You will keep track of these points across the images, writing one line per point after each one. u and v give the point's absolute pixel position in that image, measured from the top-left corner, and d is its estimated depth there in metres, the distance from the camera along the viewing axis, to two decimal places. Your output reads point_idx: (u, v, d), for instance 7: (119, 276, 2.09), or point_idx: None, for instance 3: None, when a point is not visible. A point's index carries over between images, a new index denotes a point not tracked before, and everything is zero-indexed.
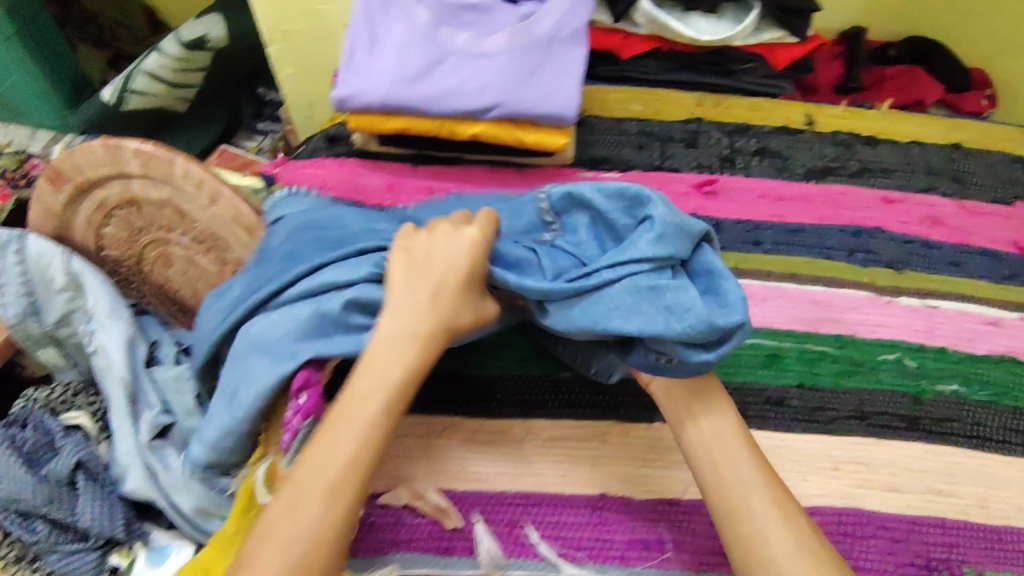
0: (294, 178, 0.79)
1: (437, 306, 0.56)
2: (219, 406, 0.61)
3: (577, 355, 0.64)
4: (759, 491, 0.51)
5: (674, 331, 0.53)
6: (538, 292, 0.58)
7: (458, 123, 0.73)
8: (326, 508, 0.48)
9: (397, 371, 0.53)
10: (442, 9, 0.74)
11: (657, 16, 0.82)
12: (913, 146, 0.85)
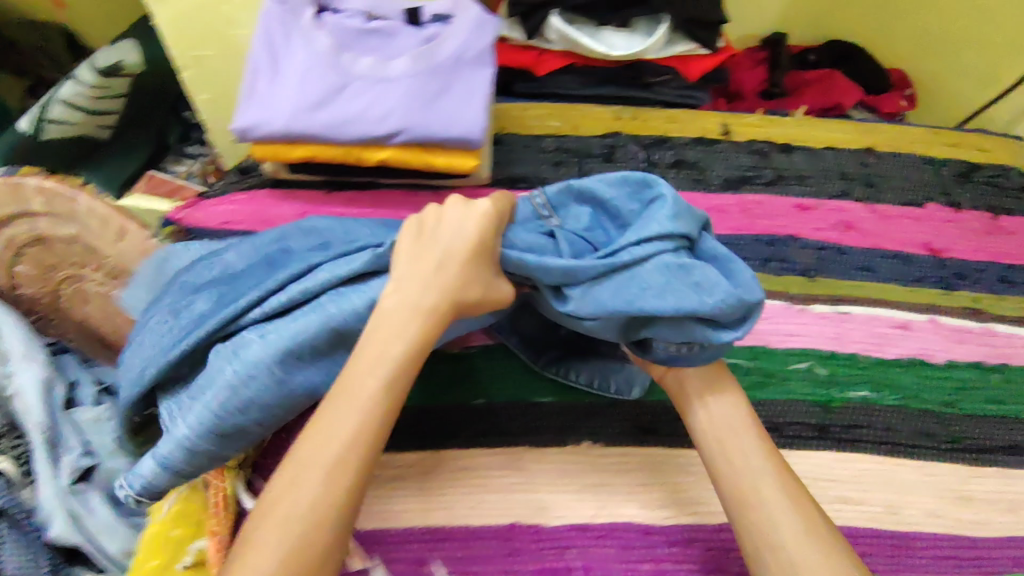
0: (205, 217, 0.78)
1: (452, 281, 0.53)
2: (182, 428, 0.52)
3: (594, 377, 0.66)
4: (766, 477, 0.50)
5: (708, 307, 0.49)
6: (558, 273, 0.54)
7: (365, 149, 0.72)
8: (331, 497, 0.44)
9: (399, 345, 0.49)
10: (343, 34, 0.72)
11: (567, 32, 0.82)
12: (827, 152, 0.86)
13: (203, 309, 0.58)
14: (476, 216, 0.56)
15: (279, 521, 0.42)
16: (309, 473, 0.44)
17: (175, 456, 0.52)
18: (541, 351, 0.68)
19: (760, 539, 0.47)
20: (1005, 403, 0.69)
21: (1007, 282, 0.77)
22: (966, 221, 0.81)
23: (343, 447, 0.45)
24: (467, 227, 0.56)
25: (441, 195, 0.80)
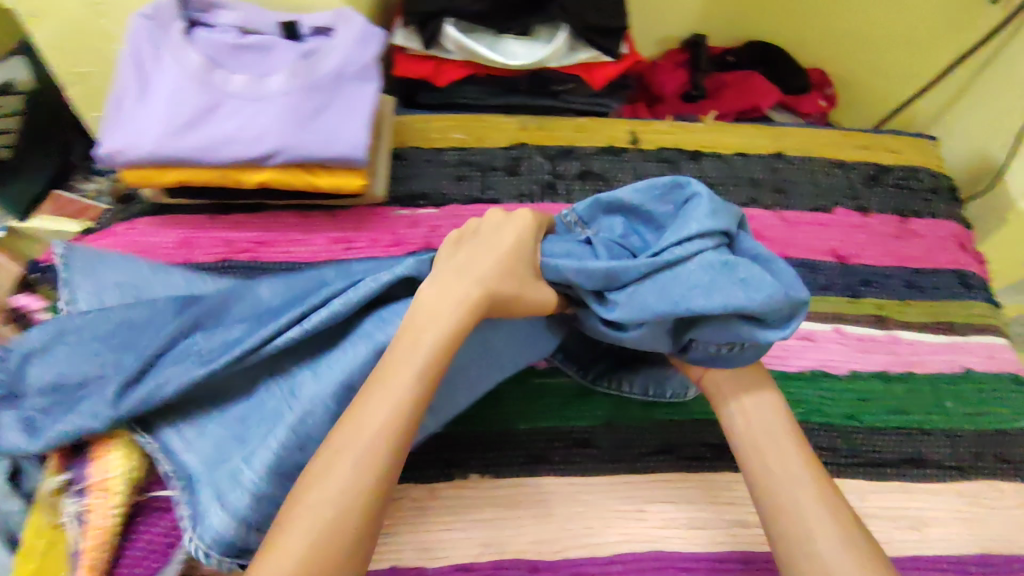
0: None
1: (491, 268, 0.55)
2: (244, 467, 0.47)
3: (648, 385, 0.67)
4: (803, 484, 0.49)
5: (755, 305, 0.48)
6: (602, 275, 0.55)
7: (242, 172, 0.68)
8: (359, 489, 0.41)
9: (443, 334, 0.49)
10: (214, 50, 0.69)
11: (463, 42, 0.79)
12: (736, 158, 0.85)
13: (234, 336, 0.52)
14: (517, 225, 0.60)
15: (306, 520, 0.40)
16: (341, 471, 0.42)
17: (246, 506, 0.46)
18: (585, 365, 0.68)
19: (789, 536, 0.46)
20: (907, 412, 0.67)
21: (913, 287, 0.76)
22: (874, 225, 0.80)
23: (374, 445, 0.43)
24: (509, 232, 0.59)
25: (335, 216, 0.76)
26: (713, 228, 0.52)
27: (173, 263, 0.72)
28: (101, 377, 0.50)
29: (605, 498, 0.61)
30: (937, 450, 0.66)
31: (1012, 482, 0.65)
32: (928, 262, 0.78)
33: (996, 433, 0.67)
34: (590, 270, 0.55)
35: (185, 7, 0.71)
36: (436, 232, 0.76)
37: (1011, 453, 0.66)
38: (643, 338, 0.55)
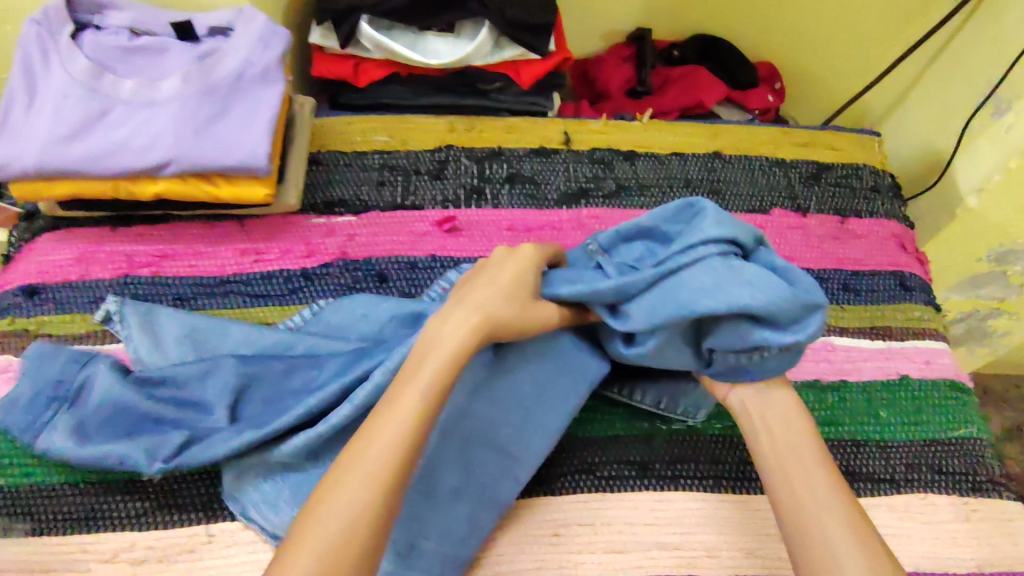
0: None
1: (494, 295, 0.53)
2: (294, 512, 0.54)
3: (661, 399, 0.63)
4: (818, 478, 0.48)
5: (760, 302, 0.47)
6: (611, 289, 0.55)
7: (137, 183, 0.64)
8: (367, 502, 0.42)
9: (448, 357, 0.49)
10: (103, 53, 0.65)
11: (379, 40, 0.75)
12: (673, 158, 0.82)
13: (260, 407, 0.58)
14: (521, 254, 0.57)
15: (319, 526, 0.41)
16: (354, 476, 0.43)
17: None
18: (600, 372, 0.64)
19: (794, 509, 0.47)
20: (840, 424, 0.65)
21: (850, 291, 0.73)
22: (811, 226, 0.77)
23: (387, 448, 0.44)
24: (516, 260, 0.57)
25: (246, 226, 0.73)
26: (720, 236, 0.51)
27: (69, 280, 0.68)
28: (155, 437, 0.55)
29: (518, 523, 0.58)
30: (871, 463, 0.63)
31: (947, 496, 0.62)
32: (866, 264, 0.75)
33: (932, 444, 0.64)
34: (600, 287, 0.55)
35: (74, 8, 0.67)
36: (353, 241, 0.73)
37: (947, 464, 0.64)
38: (659, 351, 0.54)
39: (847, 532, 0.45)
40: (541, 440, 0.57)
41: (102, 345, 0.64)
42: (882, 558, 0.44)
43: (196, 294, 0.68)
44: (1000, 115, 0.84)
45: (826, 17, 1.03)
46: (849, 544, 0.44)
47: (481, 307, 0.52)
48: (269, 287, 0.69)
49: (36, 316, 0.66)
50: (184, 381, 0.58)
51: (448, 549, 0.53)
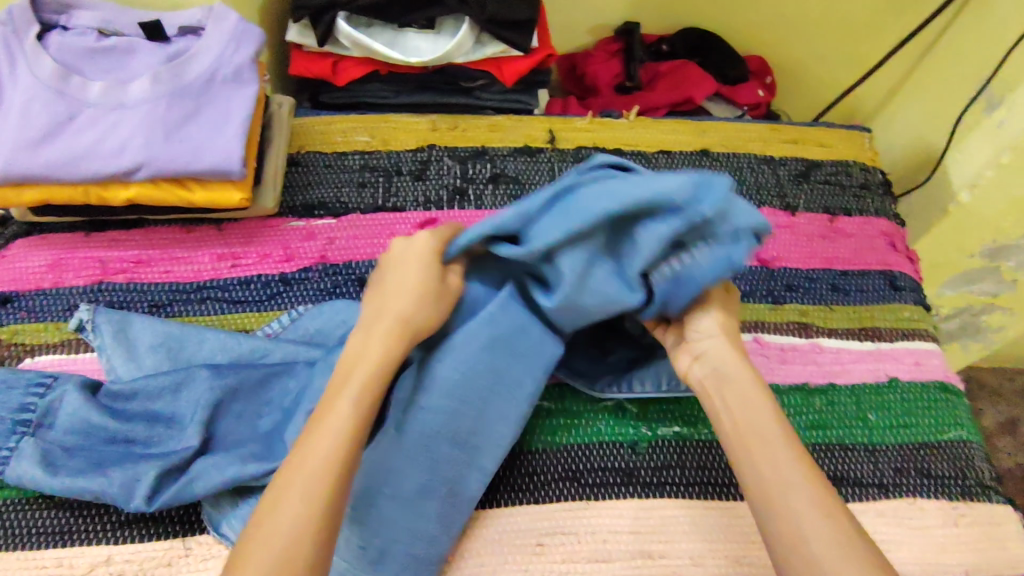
0: None
1: (410, 300, 0.52)
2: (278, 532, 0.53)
3: (659, 380, 0.61)
4: (774, 439, 0.48)
5: (671, 182, 0.45)
6: (514, 225, 0.52)
7: (107, 188, 0.63)
8: (311, 503, 0.42)
9: (372, 362, 0.49)
10: (71, 55, 0.63)
11: (357, 38, 0.73)
12: (659, 156, 0.80)
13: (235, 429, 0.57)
14: (416, 246, 0.56)
15: (269, 528, 0.41)
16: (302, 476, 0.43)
17: None
18: (597, 371, 0.63)
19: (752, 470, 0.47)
20: (829, 427, 0.64)
21: (838, 291, 0.72)
22: (800, 225, 0.76)
23: (331, 449, 0.44)
24: (414, 255, 0.55)
25: (224, 230, 0.71)
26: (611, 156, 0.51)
27: (42, 288, 0.66)
28: (129, 469, 0.54)
29: (501, 532, 0.56)
30: (859, 467, 0.62)
31: (936, 500, 0.61)
32: (856, 263, 0.74)
33: (921, 447, 0.64)
34: (502, 224, 0.52)
35: (38, 8, 0.65)
36: (334, 244, 0.71)
37: (935, 468, 0.63)
38: (579, 273, 0.50)
39: (802, 488, 0.45)
40: (504, 430, 0.56)
41: (76, 355, 0.63)
42: (839, 513, 0.44)
43: (173, 301, 0.67)
44: (993, 109, 0.83)
45: (816, 9, 1.02)
46: (806, 500, 0.44)
47: (397, 315, 0.52)
48: (246, 293, 0.67)
49: (9, 326, 0.64)
50: (155, 396, 0.58)
51: (421, 546, 0.53)
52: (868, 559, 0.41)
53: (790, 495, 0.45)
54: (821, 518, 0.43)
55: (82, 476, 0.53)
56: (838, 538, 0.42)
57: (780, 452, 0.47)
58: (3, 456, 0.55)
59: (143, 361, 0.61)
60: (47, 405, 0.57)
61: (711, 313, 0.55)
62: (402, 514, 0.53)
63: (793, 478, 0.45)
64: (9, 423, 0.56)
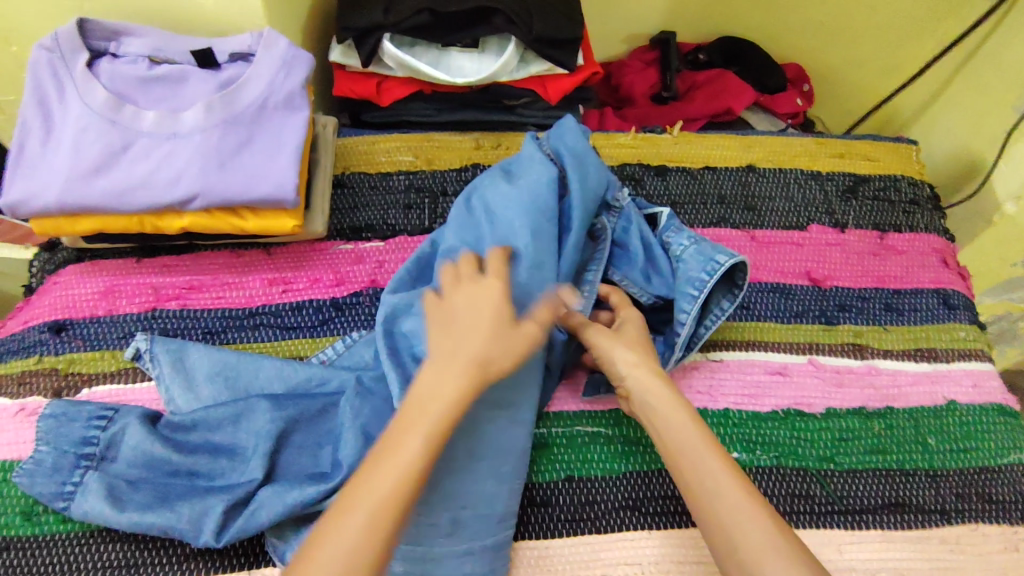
0: (11, 327, 0.68)
1: (479, 342, 0.50)
2: None
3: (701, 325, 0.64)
4: (701, 451, 0.51)
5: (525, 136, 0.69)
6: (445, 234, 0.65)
7: (162, 218, 0.63)
8: (371, 533, 0.43)
9: (444, 403, 0.48)
10: (123, 84, 0.63)
11: (403, 59, 0.72)
12: (706, 172, 0.79)
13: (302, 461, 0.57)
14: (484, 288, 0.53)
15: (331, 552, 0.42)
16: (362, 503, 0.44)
17: None
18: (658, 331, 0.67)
19: (688, 493, 0.50)
20: (888, 452, 0.63)
21: (892, 310, 0.72)
22: (850, 242, 0.75)
23: (395, 482, 0.45)
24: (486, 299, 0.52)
25: (273, 254, 0.71)
26: None
27: (95, 316, 0.66)
28: (197, 503, 0.54)
29: (564, 563, 0.56)
30: (919, 493, 0.61)
31: (998, 526, 0.61)
32: (907, 282, 0.74)
33: (980, 471, 0.63)
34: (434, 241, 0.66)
35: (86, 33, 0.64)
36: (383, 268, 0.71)
37: (996, 492, 0.62)
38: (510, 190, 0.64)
39: (732, 501, 0.48)
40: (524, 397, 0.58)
41: (135, 385, 0.63)
42: (765, 515, 0.47)
43: (227, 327, 0.67)
44: None
45: (856, 15, 1.00)
46: (736, 512, 0.47)
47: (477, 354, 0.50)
48: (299, 318, 0.67)
49: (65, 355, 0.64)
50: (216, 427, 0.58)
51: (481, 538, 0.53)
52: (796, 551, 0.45)
53: (721, 510, 0.47)
54: (755, 525, 0.46)
55: (150, 511, 0.53)
56: (768, 538, 0.45)
57: (709, 468, 0.50)
58: (68, 491, 0.55)
59: (201, 390, 0.61)
60: (110, 437, 0.57)
61: (626, 348, 0.58)
62: (457, 489, 0.54)
63: (722, 491, 0.48)
64: (72, 457, 0.56)
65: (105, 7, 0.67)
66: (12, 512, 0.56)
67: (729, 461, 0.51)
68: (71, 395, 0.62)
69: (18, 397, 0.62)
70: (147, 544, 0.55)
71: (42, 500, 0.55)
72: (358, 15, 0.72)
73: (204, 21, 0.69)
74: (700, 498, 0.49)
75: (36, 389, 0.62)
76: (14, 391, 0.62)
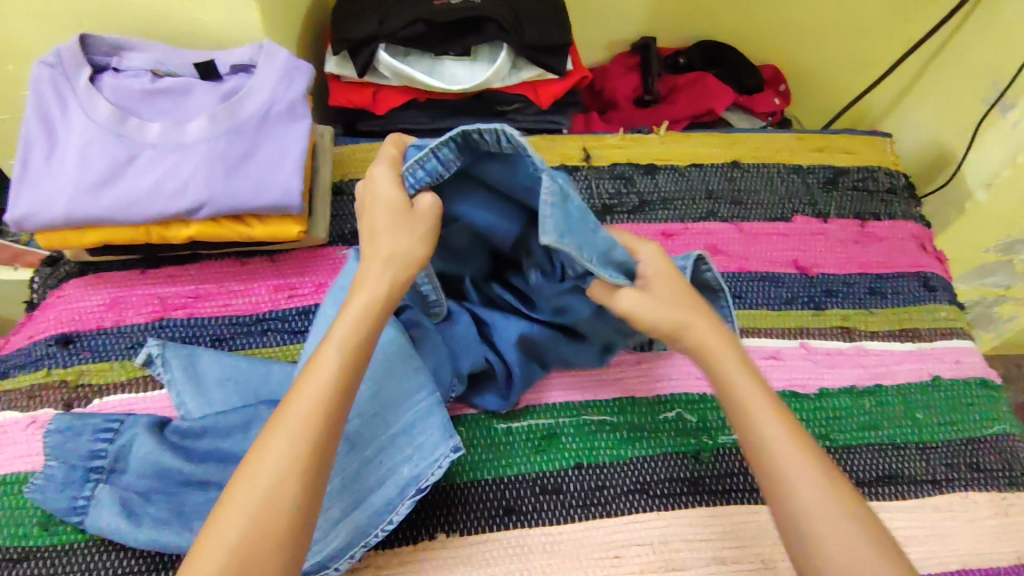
0: (15, 343, 0.68)
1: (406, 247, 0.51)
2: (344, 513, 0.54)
3: None
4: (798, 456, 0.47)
5: None
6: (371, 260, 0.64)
7: (168, 227, 0.64)
8: (291, 467, 0.44)
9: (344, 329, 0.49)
10: (125, 98, 0.65)
11: (399, 69, 0.75)
12: (692, 169, 0.82)
13: None
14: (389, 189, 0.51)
15: (247, 491, 0.43)
16: (285, 430, 0.45)
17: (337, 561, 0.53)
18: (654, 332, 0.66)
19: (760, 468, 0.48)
20: (880, 428, 0.66)
21: (876, 293, 0.75)
22: (834, 232, 0.79)
23: (314, 408, 0.46)
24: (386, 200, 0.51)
25: (277, 261, 0.72)
26: None
27: (102, 327, 0.67)
28: None
29: (579, 547, 0.57)
30: (912, 465, 0.64)
31: (985, 492, 0.63)
32: (889, 267, 0.77)
33: (968, 442, 0.66)
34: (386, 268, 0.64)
35: (87, 50, 0.65)
36: None
37: (982, 461, 0.65)
38: None
39: (812, 480, 0.46)
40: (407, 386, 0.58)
41: (145, 394, 0.63)
42: (835, 499, 0.45)
43: (234, 334, 0.68)
44: (1006, 111, 0.84)
45: (827, 17, 1.04)
46: (823, 514, 0.45)
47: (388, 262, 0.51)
48: (306, 323, 0.69)
49: (73, 367, 0.65)
50: (225, 434, 0.58)
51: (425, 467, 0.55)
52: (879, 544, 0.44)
53: (793, 479, 0.46)
54: (825, 496, 0.45)
55: (166, 528, 0.53)
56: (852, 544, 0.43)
57: (783, 437, 0.48)
58: (81, 505, 0.55)
59: (212, 395, 0.62)
60: (118, 449, 0.57)
61: (670, 297, 0.54)
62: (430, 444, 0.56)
63: (800, 470, 0.46)
64: (82, 471, 0.57)
65: (102, 23, 0.68)
66: (29, 524, 0.57)
67: (801, 431, 0.49)
68: (82, 407, 0.63)
69: (29, 410, 0.62)
70: (163, 561, 0.55)
71: (55, 515, 0.56)
72: (354, 27, 0.74)
73: (203, 36, 0.70)
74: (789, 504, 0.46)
75: (47, 402, 0.63)
76: (25, 405, 0.62)
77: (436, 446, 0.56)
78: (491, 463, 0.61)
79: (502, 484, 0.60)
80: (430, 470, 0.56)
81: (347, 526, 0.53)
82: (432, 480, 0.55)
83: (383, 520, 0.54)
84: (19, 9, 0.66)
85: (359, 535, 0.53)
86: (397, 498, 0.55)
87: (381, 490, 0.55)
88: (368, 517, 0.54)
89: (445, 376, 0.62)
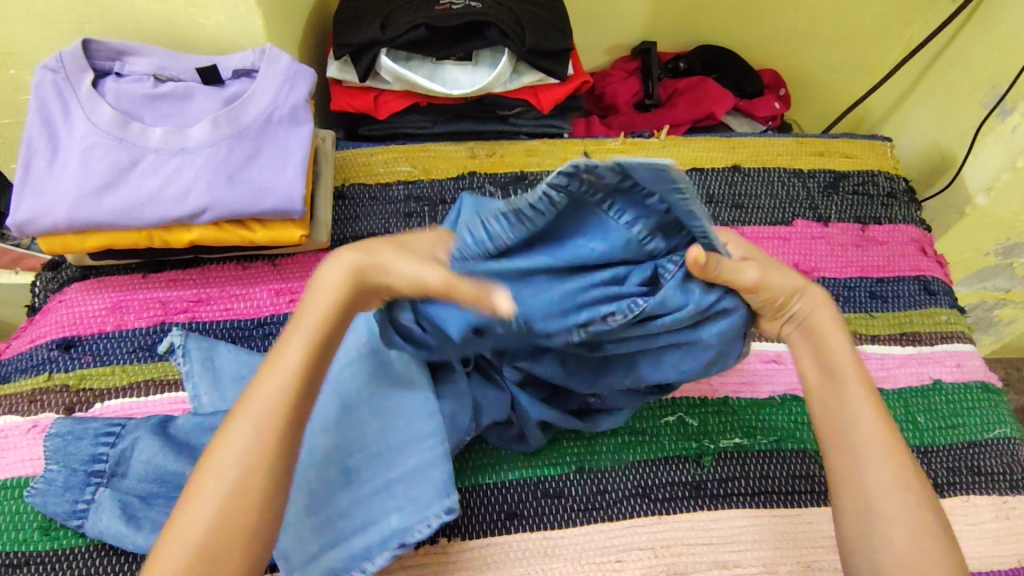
0: (16, 347, 0.68)
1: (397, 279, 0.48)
2: (325, 547, 0.54)
3: None
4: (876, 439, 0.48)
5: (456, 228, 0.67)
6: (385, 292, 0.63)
7: (171, 231, 0.64)
8: (256, 460, 0.43)
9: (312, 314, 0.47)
10: (128, 102, 0.65)
11: (401, 74, 0.76)
12: (693, 173, 0.82)
13: None
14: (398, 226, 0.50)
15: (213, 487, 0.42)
16: (247, 418, 0.44)
17: None
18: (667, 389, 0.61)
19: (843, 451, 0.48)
20: None
21: (877, 297, 0.75)
22: (834, 236, 0.79)
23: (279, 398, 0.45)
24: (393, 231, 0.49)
25: (279, 266, 0.72)
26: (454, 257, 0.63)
27: (104, 331, 0.67)
28: None
29: (581, 550, 0.57)
30: None
31: (987, 496, 0.63)
32: (889, 271, 0.77)
33: (969, 446, 0.66)
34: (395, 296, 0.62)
35: (90, 54, 0.66)
36: None
37: (984, 465, 0.65)
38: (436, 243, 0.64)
39: (882, 463, 0.47)
40: (416, 430, 0.57)
41: (146, 398, 0.63)
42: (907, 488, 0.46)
43: (235, 338, 0.68)
44: (1006, 115, 0.84)
45: (826, 21, 1.05)
46: (887, 495, 0.46)
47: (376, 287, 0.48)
48: None
49: (75, 371, 0.65)
50: None
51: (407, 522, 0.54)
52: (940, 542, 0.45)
53: (875, 462, 0.47)
54: (892, 483, 0.46)
55: None
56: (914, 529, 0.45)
57: (866, 417, 0.48)
58: (81, 509, 0.55)
59: (225, 391, 0.62)
60: (119, 453, 0.57)
61: (784, 266, 0.50)
62: (420, 498, 0.55)
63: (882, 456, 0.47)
64: (82, 475, 0.57)
65: (105, 27, 0.69)
66: (29, 529, 0.56)
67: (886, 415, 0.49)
68: (83, 410, 0.63)
69: (30, 414, 0.62)
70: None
71: (56, 520, 0.56)
72: (356, 32, 0.75)
73: (206, 41, 0.71)
74: (850, 484, 0.47)
75: (48, 405, 0.63)
76: (26, 409, 0.62)
77: (430, 504, 0.54)
78: (494, 467, 0.62)
79: (505, 487, 0.60)
80: (419, 525, 0.54)
81: (326, 559, 0.53)
82: (418, 536, 0.53)
83: (359, 564, 0.53)
84: (22, 12, 0.66)
85: (334, 573, 0.53)
86: (378, 547, 0.54)
87: (366, 533, 0.54)
88: (342, 559, 0.53)
89: (462, 424, 0.58)
